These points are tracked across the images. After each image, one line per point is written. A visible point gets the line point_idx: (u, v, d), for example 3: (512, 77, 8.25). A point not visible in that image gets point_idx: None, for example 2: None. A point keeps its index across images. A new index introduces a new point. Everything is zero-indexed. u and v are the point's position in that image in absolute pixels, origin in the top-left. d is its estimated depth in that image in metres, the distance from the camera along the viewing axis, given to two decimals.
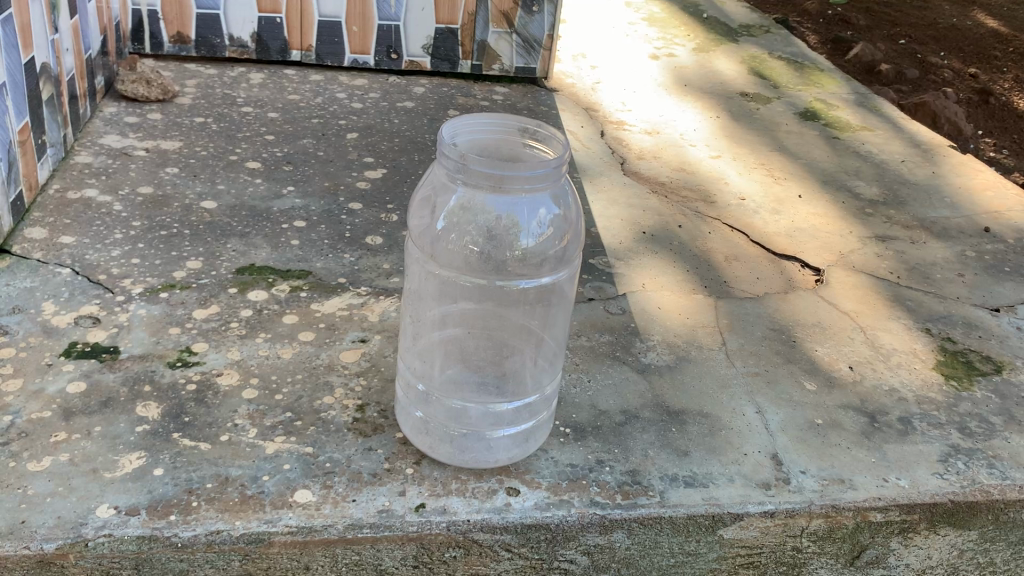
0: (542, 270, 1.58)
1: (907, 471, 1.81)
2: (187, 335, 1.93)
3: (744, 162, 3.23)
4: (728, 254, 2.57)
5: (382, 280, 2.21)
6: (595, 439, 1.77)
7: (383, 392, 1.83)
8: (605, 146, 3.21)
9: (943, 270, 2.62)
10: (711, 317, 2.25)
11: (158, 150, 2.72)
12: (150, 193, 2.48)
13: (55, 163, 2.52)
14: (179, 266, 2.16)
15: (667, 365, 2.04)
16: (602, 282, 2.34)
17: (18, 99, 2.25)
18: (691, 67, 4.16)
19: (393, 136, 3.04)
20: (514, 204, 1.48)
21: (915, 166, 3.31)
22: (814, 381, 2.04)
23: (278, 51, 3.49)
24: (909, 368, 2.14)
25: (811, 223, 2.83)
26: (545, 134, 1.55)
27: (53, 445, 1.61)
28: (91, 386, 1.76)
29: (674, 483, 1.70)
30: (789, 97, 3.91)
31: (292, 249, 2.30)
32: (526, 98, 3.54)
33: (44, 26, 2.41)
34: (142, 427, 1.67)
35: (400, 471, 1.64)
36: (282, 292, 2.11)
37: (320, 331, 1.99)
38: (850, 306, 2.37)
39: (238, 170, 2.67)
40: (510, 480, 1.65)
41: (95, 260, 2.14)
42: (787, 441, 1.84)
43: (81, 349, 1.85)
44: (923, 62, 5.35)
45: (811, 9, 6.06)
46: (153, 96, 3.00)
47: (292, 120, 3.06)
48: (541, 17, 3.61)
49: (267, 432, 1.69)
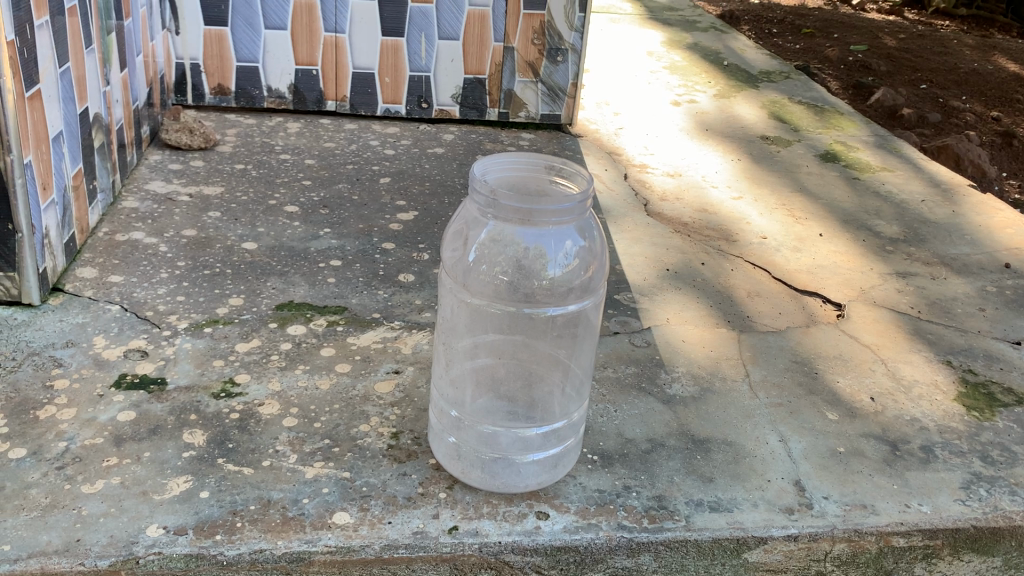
0: (568, 299, 1.66)
1: (929, 497, 1.84)
2: (230, 366, 2.02)
3: (766, 203, 3.30)
4: (751, 290, 2.64)
5: (415, 315, 2.30)
6: (621, 466, 1.83)
7: (416, 420, 1.90)
8: (628, 189, 3.30)
9: (965, 305, 2.67)
10: (734, 350, 2.31)
11: (201, 196, 2.85)
12: (193, 235, 2.60)
13: (104, 208, 2.65)
14: (222, 303, 2.26)
15: (691, 395, 2.09)
16: (627, 316, 2.41)
17: (74, 146, 2.38)
18: (712, 112, 4.26)
19: (424, 181, 3.16)
20: (541, 235, 1.57)
21: (935, 205, 3.37)
22: (836, 411, 2.09)
23: (314, 101, 3.64)
24: (930, 399, 2.18)
25: (833, 260, 2.89)
26: (570, 171, 1.65)
27: (106, 468, 1.70)
28: (140, 414, 1.85)
29: (700, 508, 1.75)
30: (810, 139, 4.00)
31: (329, 286, 2.40)
32: (551, 144, 3.66)
33: (97, 78, 2.56)
34: (189, 452, 1.75)
35: (433, 495, 1.70)
36: (320, 326, 2.21)
37: (356, 362, 2.08)
38: (872, 339, 2.42)
39: (277, 214, 2.79)
40: (540, 505, 1.71)
41: (142, 298, 2.25)
42: (809, 467, 1.89)
43: (131, 381, 1.94)
44: (946, 105, 5.42)
45: (833, 54, 6.16)
46: (195, 145, 3.15)
47: (328, 166, 3.19)
48: (565, 67, 3.71)
49: (307, 458, 1.77)
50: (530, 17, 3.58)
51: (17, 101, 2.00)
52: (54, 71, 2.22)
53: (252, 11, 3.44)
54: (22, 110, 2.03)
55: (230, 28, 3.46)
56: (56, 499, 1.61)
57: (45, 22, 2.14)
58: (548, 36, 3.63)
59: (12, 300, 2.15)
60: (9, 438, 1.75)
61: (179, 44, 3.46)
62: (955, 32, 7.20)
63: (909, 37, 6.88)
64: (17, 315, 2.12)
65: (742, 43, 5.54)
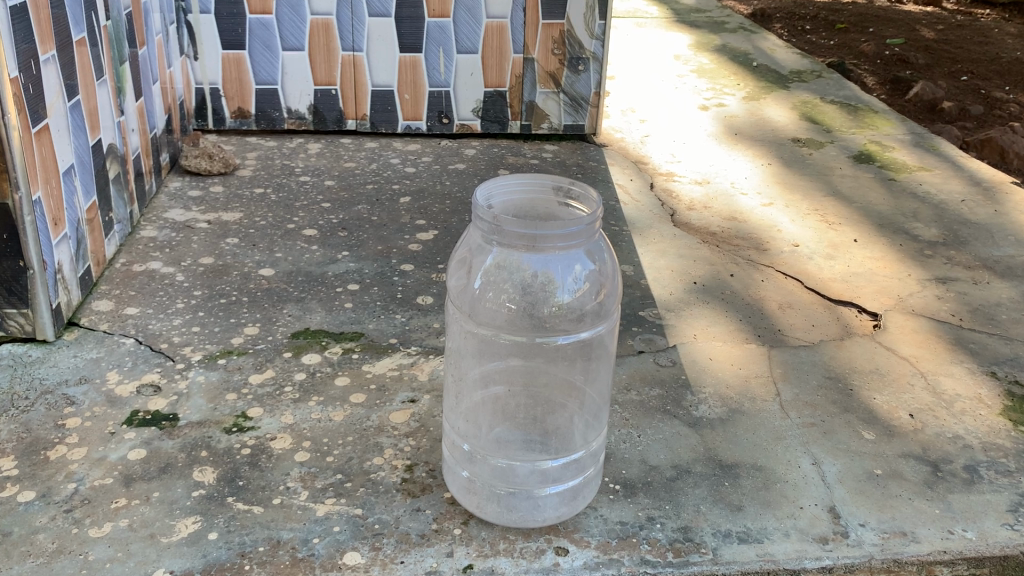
0: (581, 325, 1.59)
1: (974, 523, 1.74)
2: (243, 400, 1.98)
3: (798, 209, 3.19)
4: (783, 301, 2.54)
5: (433, 339, 2.25)
6: (645, 496, 1.75)
7: (432, 451, 1.84)
8: (654, 199, 3.22)
9: (1009, 311, 2.54)
10: (765, 367, 2.22)
11: (219, 222, 2.83)
12: (211, 263, 2.58)
13: (122, 238, 2.64)
14: (238, 333, 2.23)
15: (719, 418, 2.00)
16: (652, 334, 2.33)
17: (86, 179, 2.36)
18: (741, 116, 4.15)
19: (445, 198, 3.11)
20: (548, 260, 1.51)
21: (976, 205, 3.23)
22: (873, 431, 1.99)
23: (334, 121, 3.61)
24: (974, 414, 2.06)
25: (869, 267, 2.78)
26: (579, 192, 1.58)
27: (114, 511, 1.66)
28: (150, 452, 1.81)
29: (728, 539, 1.66)
30: (843, 140, 3.87)
31: (346, 312, 2.36)
32: (575, 155, 3.59)
33: (110, 108, 2.54)
34: (198, 491, 1.72)
35: (448, 532, 1.64)
36: (335, 354, 2.16)
37: (371, 392, 2.02)
38: (910, 351, 2.31)
39: (296, 238, 2.75)
40: (559, 540, 1.63)
41: (157, 330, 2.23)
42: (845, 492, 1.80)
43: (143, 417, 1.91)
44: (988, 97, 5.24)
45: (868, 49, 5.99)
46: (215, 170, 3.13)
47: (347, 187, 3.15)
48: (587, 76, 3.64)
49: (319, 494, 1.72)
50: (549, 27, 3.51)
51: (23, 137, 1.98)
52: (63, 104, 2.20)
53: (269, 33, 3.43)
54: (29, 145, 2.02)
55: (248, 51, 3.45)
56: (63, 544, 1.58)
57: (52, 56, 2.14)
58: (568, 45, 3.56)
59: (27, 336, 2.14)
60: (19, 481, 1.72)
61: (198, 69, 3.46)
62: (995, 21, 6.98)
63: (948, 28, 6.68)
64: (31, 352, 2.11)
65: (772, 42, 5.42)
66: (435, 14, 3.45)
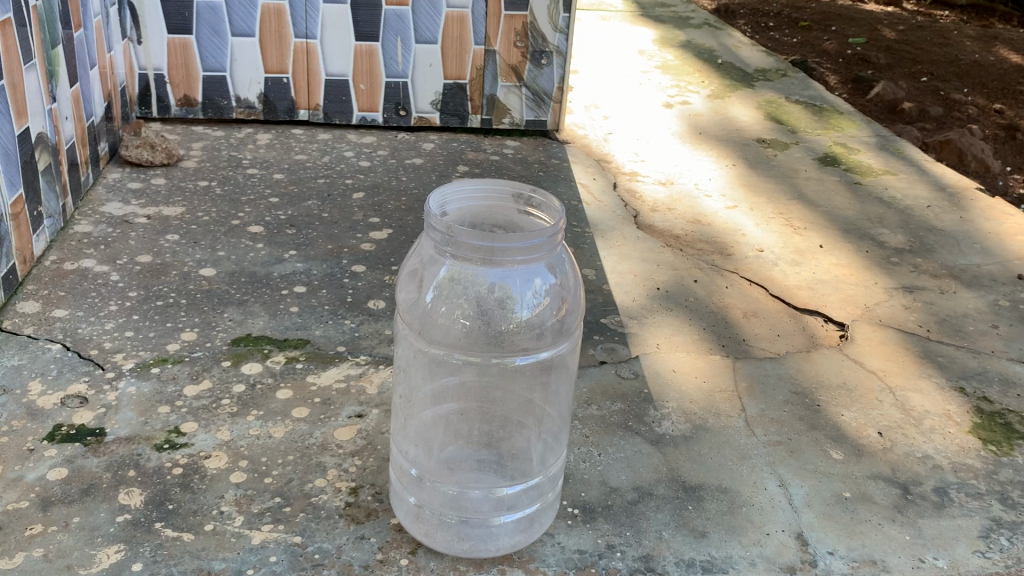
0: (542, 343, 1.49)
1: (945, 550, 1.67)
2: (177, 414, 1.84)
3: (763, 212, 3.12)
4: (748, 310, 2.46)
5: (383, 348, 2.12)
6: (605, 521, 1.65)
7: (379, 473, 1.72)
8: (617, 200, 3.12)
9: (976, 322, 2.49)
10: (729, 380, 2.13)
11: (159, 217, 2.67)
12: (149, 262, 2.42)
13: (53, 233, 2.47)
14: (174, 339, 2.09)
15: (682, 435, 1.91)
16: (614, 343, 2.23)
17: (11, 170, 2.20)
18: (706, 114, 4.08)
19: (400, 194, 2.98)
20: (506, 274, 1.40)
21: (941, 211, 3.18)
22: (841, 450, 1.91)
23: (285, 111, 3.46)
24: (943, 432, 2.00)
25: (834, 274, 2.71)
26: (541, 200, 1.48)
27: (27, 539, 1.52)
28: (72, 472, 1.67)
29: (691, 569, 1.57)
30: (808, 142, 3.81)
31: (291, 317, 2.23)
32: (537, 152, 3.47)
33: (40, 94, 2.37)
34: (123, 516, 1.58)
35: (394, 563, 1.53)
36: (277, 364, 2.03)
37: (315, 406, 1.90)
38: (878, 364, 2.24)
39: (240, 235, 2.61)
40: (513, 571, 1.53)
41: (87, 334, 2.08)
42: (813, 517, 1.72)
43: (66, 433, 1.77)
44: (947, 98, 5.23)
45: (830, 48, 5.97)
46: (157, 161, 2.97)
47: (298, 181, 3.01)
48: (550, 70, 3.52)
49: (255, 520, 1.59)
50: (512, 18, 3.40)
51: None
52: None
53: (217, 17, 3.27)
54: None
55: (195, 35, 3.28)
56: None
57: None
58: (531, 38, 3.44)
59: None
60: None
61: (142, 54, 3.28)
62: (955, 23, 7.00)
63: (909, 29, 6.68)
64: None
65: (737, 39, 5.36)
66: (393, 2, 3.32)
